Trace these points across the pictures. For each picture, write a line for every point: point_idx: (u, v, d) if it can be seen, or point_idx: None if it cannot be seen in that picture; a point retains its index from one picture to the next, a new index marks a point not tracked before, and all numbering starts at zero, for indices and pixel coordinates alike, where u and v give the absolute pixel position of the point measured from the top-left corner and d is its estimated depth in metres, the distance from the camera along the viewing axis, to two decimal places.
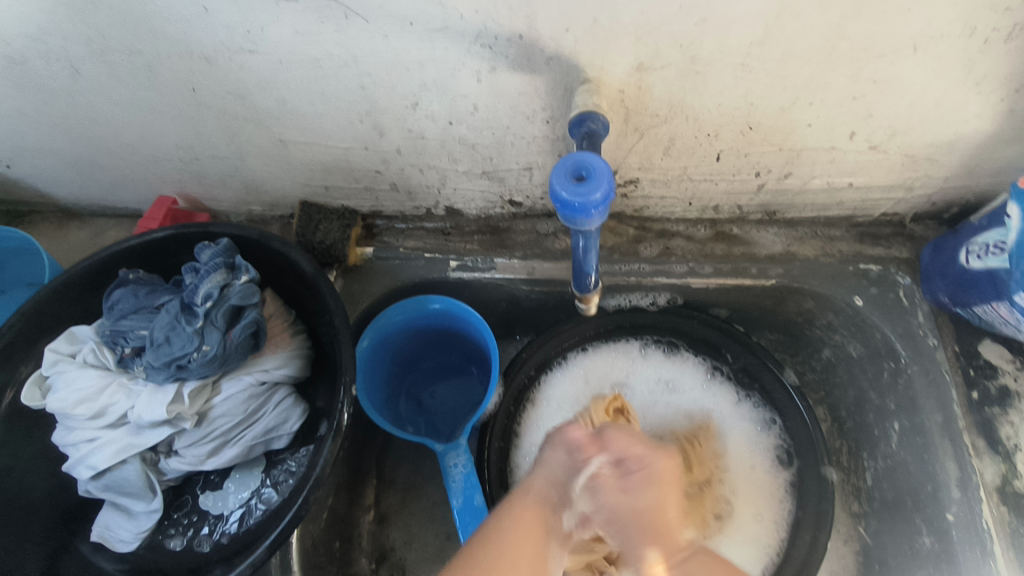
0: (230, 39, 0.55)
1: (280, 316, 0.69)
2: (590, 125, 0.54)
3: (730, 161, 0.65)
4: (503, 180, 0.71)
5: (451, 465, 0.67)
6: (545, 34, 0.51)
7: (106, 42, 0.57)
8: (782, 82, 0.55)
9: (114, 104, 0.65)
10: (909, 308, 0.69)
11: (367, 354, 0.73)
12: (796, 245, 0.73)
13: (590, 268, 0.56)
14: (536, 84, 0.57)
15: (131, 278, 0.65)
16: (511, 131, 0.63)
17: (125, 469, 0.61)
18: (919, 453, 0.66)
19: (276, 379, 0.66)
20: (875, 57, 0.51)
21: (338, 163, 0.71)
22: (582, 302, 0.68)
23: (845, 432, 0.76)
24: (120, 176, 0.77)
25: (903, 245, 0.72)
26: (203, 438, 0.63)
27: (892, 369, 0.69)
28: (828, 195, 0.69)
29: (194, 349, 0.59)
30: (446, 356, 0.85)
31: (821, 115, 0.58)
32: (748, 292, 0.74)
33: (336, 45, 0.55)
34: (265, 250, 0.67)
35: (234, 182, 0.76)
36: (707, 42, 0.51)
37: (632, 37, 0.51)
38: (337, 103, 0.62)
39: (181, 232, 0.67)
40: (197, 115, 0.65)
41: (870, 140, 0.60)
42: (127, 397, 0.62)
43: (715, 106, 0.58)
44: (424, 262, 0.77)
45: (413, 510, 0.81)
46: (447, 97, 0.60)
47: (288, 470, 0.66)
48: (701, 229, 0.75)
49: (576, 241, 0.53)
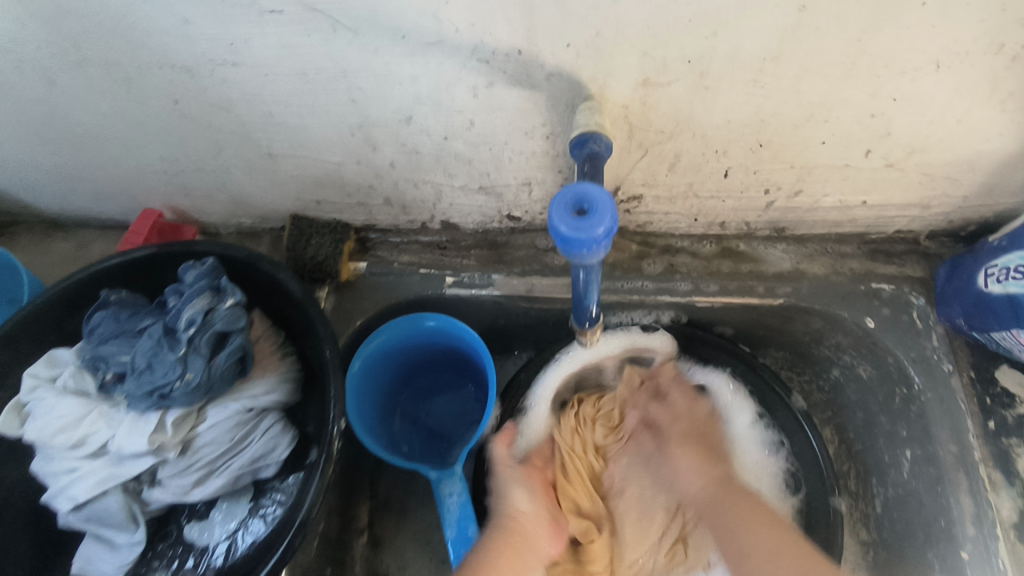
0: (211, 51, 0.52)
1: (268, 338, 0.67)
2: (592, 147, 0.51)
3: (738, 179, 0.62)
4: (501, 196, 0.68)
5: (445, 494, 0.66)
6: (545, 48, 0.48)
7: (82, 54, 0.53)
8: (797, 99, 0.51)
9: (92, 116, 0.62)
10: (922, 331, 0.67)
11: (358, 376, 0.70)
12: (805, 262, 0.70)
13: (590, 302, 0.57)
14: (535, 100, 0.54)
15: (113, 299, 0.63)
16: (509, 146, 0.60)
17: (106, 500, 0.59)
18: (933, 484, 0.63)
19: (264, 405, 0.63)
20: (897, 74, 0.48)
21: (329, 177, 0.68)
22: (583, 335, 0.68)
23: (853, 455, 0.74)
24: (103, 189, 0.74)
25: (917, 263, 0.70)
26: (188, 468, 0.60)
27: (905, 395, 0.66)
28: (840, 212, 0.66)
29: (177, 378, 0.57)
30: (442, 373, 0.83)
31: (836, 133, 0.55)
32: (755, 311, 0.71)
33: (324, 58, 0.51)
34: (251, 270, 0.64)
35: (222, 195, 0.73)
36: (718, 58, 0.48)
37: (638, 52, 0.48)
38: (325, 116, 0.59)
39: (164, 251, 0.64)
40: (180, 128, 0.62)
41: (887, 158, 0.57)
42: (108, 426, 0.59)
43: (725, 123, 0.55)
44: (419, 278, 0.74)
45: (408, 533, 0.79)
46: (442, 113, 0.57)
47: (276, 500, 0.64)
48: (707, 245, 0.72)
49: (577, 274, 0.53)
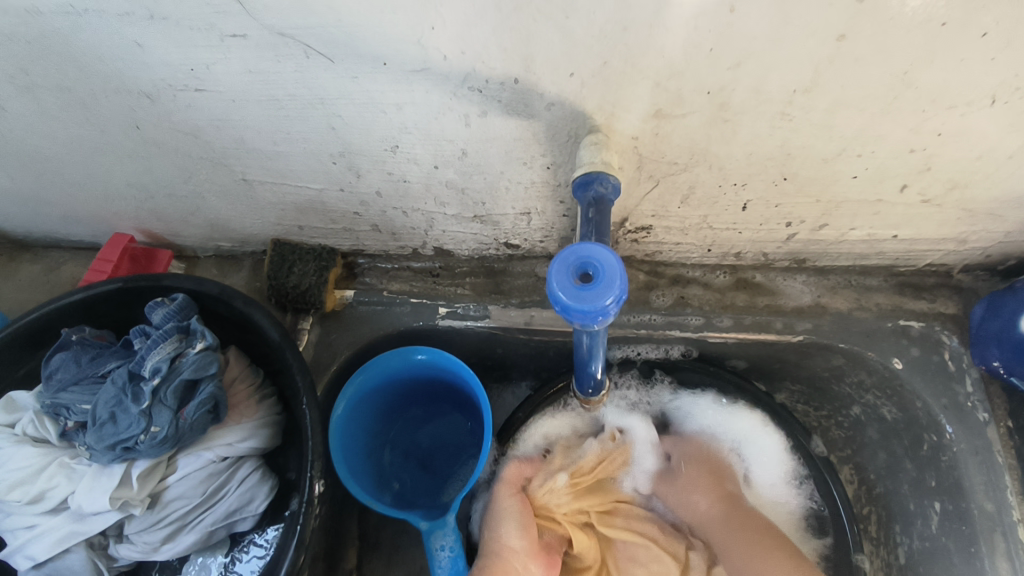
0: (171, 77, 0.46)
1: (244, 379, 0.61)
2: (598, 188, 0.47)
3: (758, 211, 0.57)
4: (497, 224, 0.63)
5: (437, 547, 0.60)
6: (545, 78, 0.43)
7: (29, 78, 0.48)
8: (829, 133, 0.46)
9: (49, 141, 0.56)
10: (955, 374, 0.61)
11: (342, 422, 0.65)
12: (828, 296, 0.65)
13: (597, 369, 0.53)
14: (535, 130, 0.48)
15: (75, 339, 0.58)
16: (506, 176, 0.55)
17: (68, 558, 0.54)
18: (966, 543, 0.59)
19: (240, 453, 0.58)
20: (944, 108, 0.42)
21: (311, 204, 0.62)
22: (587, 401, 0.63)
23: (873, 498, 0.69)
24: (71, 212, 0.69)
25: (949, 298, 0.64)
26: (157, 523, 0.55)
27: (933, 443, 0.61)
28: (868, 245, 0.61)
29: (141, 432, 0.52)
30: (437, 404, 0.78)
31: (870, 167, 0.49)
32: (772, 348, 0.66)
33: (297, 85, 0.46)
34: (224, 306, 0.59)
35: (197, 219, 0.68)
36: (742, 89, 0.42)
37: (651, 82, 0.42)
38: (302, 144, 0.53)
39: (130, 285, 0.59)
40: (145, 153, 0.57)
41: (924, 193, 0.52)
42: (67, 481, 0.54)
43: (745, 155, 0.49)
44: (410, 308, 0.69)
45: (399, 574, 0.75)
46: (431, 141, 0.51)
47: (255, 554, 0.60)
48: (721, 275, 0.67)
49: (580, 338, 0.49)
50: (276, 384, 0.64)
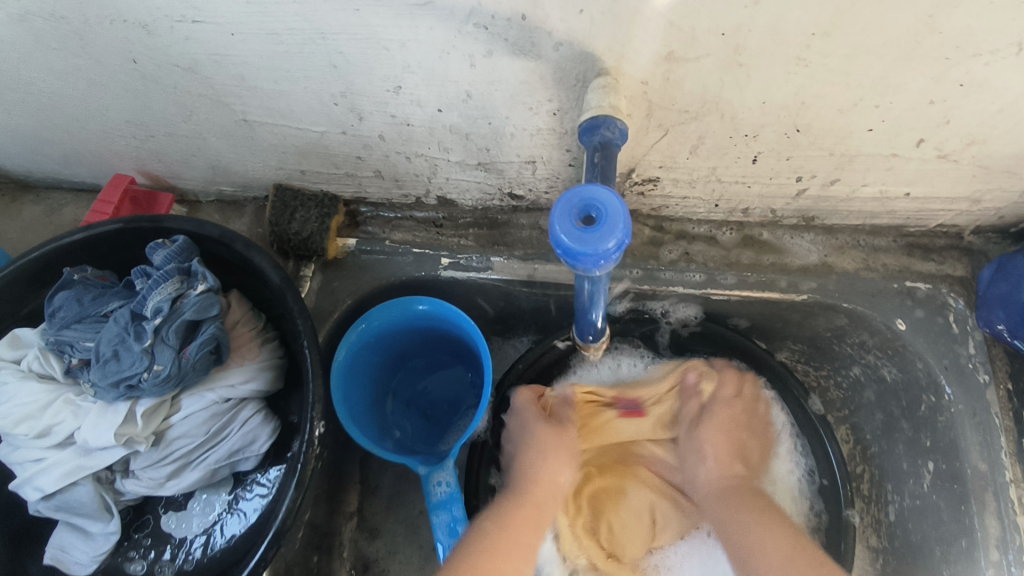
0: (168, 5, 0.45)
1: (247, 323, 0.61)
2: (604, 133, 0.46)
3: (768, 164, 0.55)
4: (502, 172, 0.62)
5: (435, 484, 0.61)
6: (553, 15, 0.41)
7: (20, 4, 0.47)
8: (846, 80, 0.44)
9: (47, 74, 0.55)
10: (958, 337, 0.61)
11: (343, 368, 0.65)
12: (834, 255, 0.64)
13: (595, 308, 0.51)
14: (542, 71, 0.47)
15: (76, 278, 0.58)
16: (511, 121, 0.53)
17: (77, 491, 0.55)
18: (956, 502, 0.59)
19: (243, 395, 0.59)
20: (968, 56, 0.41)
21: (313, 147, 0.61)
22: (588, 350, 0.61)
23: (868, 457, 0.69)
24: (71, 150, 0.68)
25: (958, 260, 0.63)
26: (161, 460, 0.56)
27: (931, 404, 0.61)
28: (879, 204, 0.60)
29: (144, 369, 0.52)
30: (436, 354, 0.77)
31: (887, 118, 0.48)
32: (775, 306, 0.65)
33: (298, 18, 0.44)
34: (225, 249, 0.59)
35: (199, 161, 0.67)
36: (758, 31, 0.40)
37: (663, 20, 0.40)
38: (304, 83, 0.52)
39: (131, 225, 0.58)
40: (143, 88, 0.56)
41: (940, 148, 0.50)
42: (73, 417, 0.55)
43: (758, 104, 0.47)
44: (412, 258, 0.68)
45: (398, 518, 0.76)
46: (436, 83, 0.50)
47: (257, 492, 0.60)
48: (727, 232, 0.66)
49: (581, 283, 0.47)
50: (279, 329, 0.63)
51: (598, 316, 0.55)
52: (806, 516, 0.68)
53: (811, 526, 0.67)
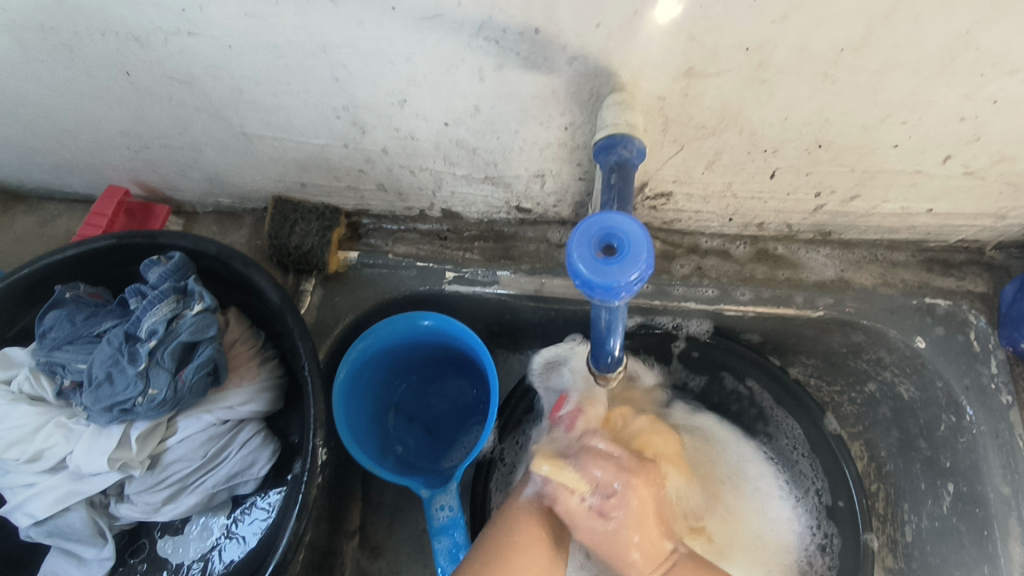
0: (162, 17, 0.43)
1: (245, 341, 0.59)
2: (621, 152, 0.43)
3: (787, 179, 0.53)
4: (509, 186, 0.60)
5: (438, 507, 0.59)
6: (568, 29, 0.39)
7: (8, 16, 0.45)
8: (873, 96, 0.42)
9: (36, 84, 0.53)
10: (980, 356, 0.59)
11: (344, 386, 0.63)
12: (851, 270, 0.62)
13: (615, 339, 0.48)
14: (554, 86, 0.45)
15: (69, 296, 0.55)
16: (521, 136, 0.51)
17: (69, 517, 0.54)
18: (977, 526, 0.57)
19: (241, 416, 0.57)
20: (1005, 73, 0.39)
21: (313, 160, 0.59)
22: (603, 378, 0.56)
23: (883, 475, 0.67)
24: (64, 161, 0.66)
25: (979, 276, 0.61)
26: (157, 484, 0.54)
27: (951, 424, 0.59)
28: (899, 219, 0.58)
29: (138, 394, 0.50)
30: (441, 367, 0.75)
31: (914, 135, 0.46)
32: (789, 323, 0.63)
33: (298, 31, 0.42)
34: (222, 266, 0.56)
35: (195, 173, 0.65)
36: (784, 46, 0.38)
37: (684, 35, 0.38)
38: (305, 96, 0.50)
39: (125, 242, 0.56)
40: (137, 100, 0.53)
41: (967, 165, 0.49)
42: (65, 441, 0.53)
43: (780, 120, 0.45)
44: (416, 272, 0.67)
45: (401, 536, 0.74)
46: (442, 97, 0.48)
47: (257, 516, 0.59)
48: (741, 246, 0.64)
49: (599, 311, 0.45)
50: (279, 346, 0.61)
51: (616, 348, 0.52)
52: (811, 536, 0.67)
53: (819, 547, 0.66)
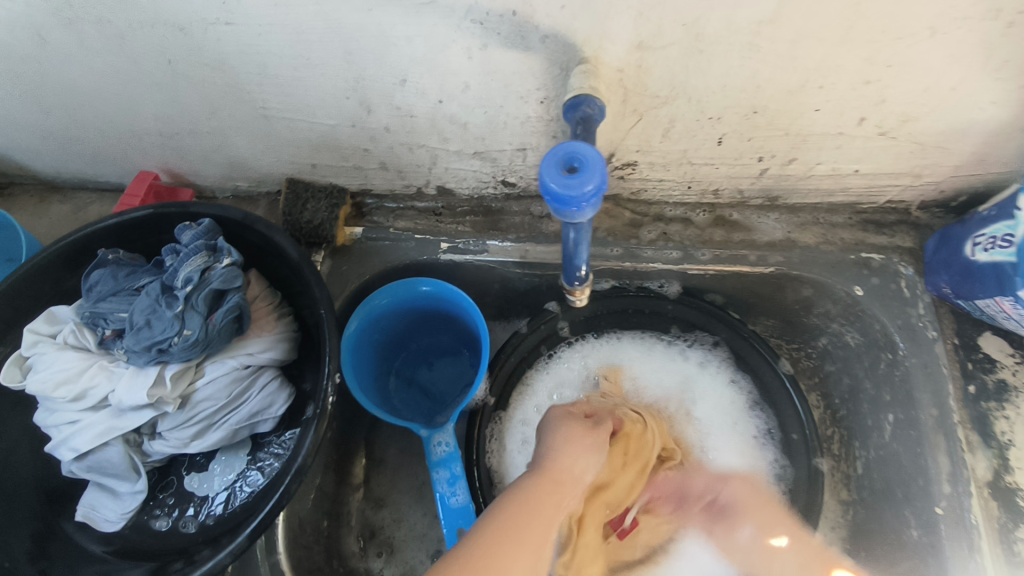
0: (204, 8, 0.51)
1: (264, 298, 0.67)
2: (585, 110, 0.52)
3: (733, 145, 0.62)
4: (496, 161, 0.69)
5: (436, 444, 0.66)
6: (539, 10, 0.48)
7: (72, 10, 0.53)
8: (792, 64, 0.51)
9: (86, 74, 0.61)
10: (909, 299, 0.68)
11: (354, 339, 0.71)
12: (797, 231, 0.71)
13: (580, 260, 0.55)
14: (531, 61, 0.53)
15: (111, 258, 0.64)
16: (504, 110, 0.60)
17: (107, 451, 0.61)
18: (912, 445, 0.65)
19: (261, 363, 0.64)
20: (892, 39, 0.48)
21: (324, 140, 0.68)
22: (573, 293, 0.66)
23: (837, 420, 0.75)
24: (100, 149, 0.74)
25: (907, 233, 0.70)
26: (187, 421, 0.62)
27: (889, 360, 0.67)
28: (834, 181, 0.67)
29: (175, 333, 0.58)
30: (437, 337, 0.84)
31: (830, 99, 0.55)
32: (746, 279, 0.72)
33: (317, 16, 0.51)
34: (247, 231, 0.64)
35: (217, 157, 0.73)
36: (714, 20, 0.47)
37: (634, 13, 0.47)
38: (321, 77, 0.59)
39: (160, 211, 0.64)
40: (173, 86, 0.62)
41: (880, 126, 0.58)
42: (108, 379, 0.61)
43: (719, 88, 0.54)
44: (415, 244, 0.75)
45: (402, 488, 0.81)
46: (437, 75, 0.56)
47: (274, 453, 0.65)
48: (700, 214, 0.73)
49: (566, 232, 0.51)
50: (294, 305, 0.69)
51: (584, 263, 0.59)
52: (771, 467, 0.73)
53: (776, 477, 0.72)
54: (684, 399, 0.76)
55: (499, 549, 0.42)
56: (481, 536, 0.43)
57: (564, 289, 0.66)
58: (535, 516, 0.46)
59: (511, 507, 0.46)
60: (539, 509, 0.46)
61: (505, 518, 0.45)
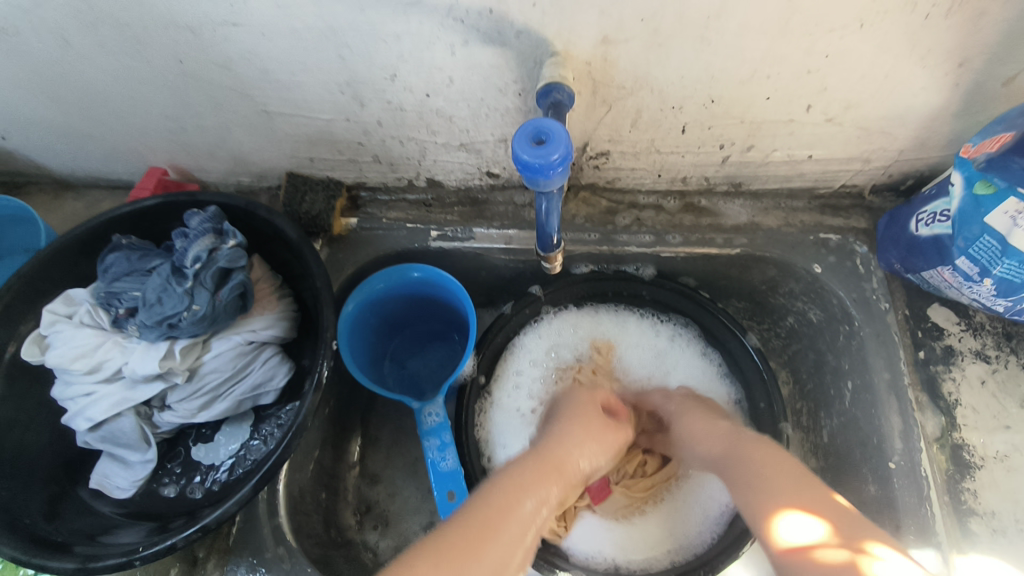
0: (213, 11, 0.57)
1: (266, 280, 0.72)
2: (556, 96, 0.58)
3: (695, 133, 0.68)
4: (480, 152, 0.74)
5: (428, 414, 0.71)
6: (513, 9, 0.54)
7: (93, 14, 0.59)
8: (740, 55, 0.57)
9: (102, 74, 0.67)
10: (864, 275, 0.73)
11: (351, 318, 0.76)
12: (760, 215, 0.77)
13: (551, 228, 0.62)
14: (507, 56, 0.59)
15: (124, 243, 0.69)
16: (486, 103, 0.66)
17: (120, 421, 0.66)
18: (868, 408, 0.70)
19: (264, 339, 0.69)
20: (826, 32, 0.54)
21: (322, 135, 0.74)
22: (549, 260, 0.71)
23: (804, 394, 0.80)
24: (113, 147, 0.80)
25: (861, 215, 0.76)
26: (195, 393, 0.66)
27: (847, 332, 0.73)
28: (790, 167, 0.73)
29: (184, 309, 0.63)
30: (429, 323, 0.89)
31: (778, 88, 0.61)
32: (714, 261, 0.78)
33: (315, 17, 0.57)
34: (250, 217, 0.69)
35: (222, 153, 0.79)
36: (668, 16, 0.53)
37: (596, 10, 0.53)
38: (318, 75, 0.64)
39: (171, 200, 0.70)
40: (184, 85, 0.68)
41: (826, 113, 0.64)
42: (121, 353, 0.66)
43: (678, 78, 0.60)
44: (406, 232, 0.80)
45: (397, 465, 0.86)
46: (424, 70, 0.62)
47: (276, 424, 0.70)
48: (671, 201, 0.79)
49: (539, 203, 0.58)
50: (294, 287, 0.74)
51: (555, 230, 0.65)
52: None
53: None
54: (661, 370, 0.82)
55: (488, 528, 0.47)
56: (451, 528, 0.46)
57: (541, 259, 0.72)
58: (520, 497, 0.51)
59: (484, 505, 0.49)
60: (515, 497, 0.51)
61: (492, 503, 0.49)
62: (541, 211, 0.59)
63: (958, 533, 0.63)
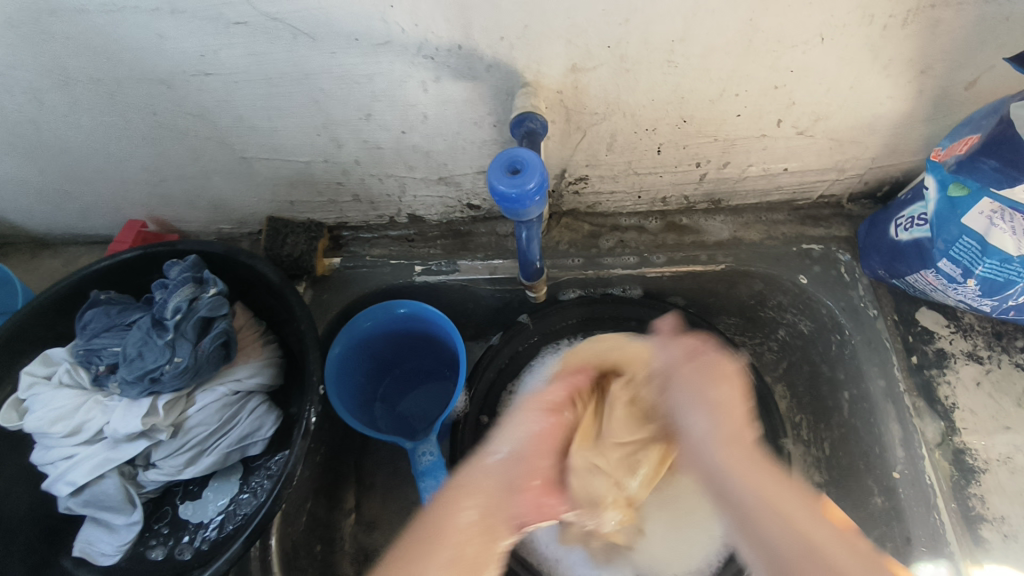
0: (185, 62, 0.57)
1: (249, 327, 0.71)
2: (529, 125, 0.59)
3: (671, 153, 0.69)
4: (459, 185, 0.75)
5: (422, 454, 0.69)
6: (481, 44, 0.54)
7: (66, 73, 0.59)
8: (708, 76, 0.58)
9: (77, 131, 0.67)
10: (850, 283, 0.74)
11: (339, 360, 0.75)
12: (742, 230, 0.77)
13: (534, 255, 0.62)
14: (479, 90, 0.60)
15: (103, 298, 0.68)
16: (462, 136, 0.66)
17: (103, 484, 0.63)
18: (866, 418, 0.70)
19: (249, 388, 0.68)
20: (788, 48, 0.55)
21: (300, 177, 0.73)
22: (532, 287, 0.72)
23: (803, 407, 0.79)
24: (90, 203, 0.80)
25: (842, 224, 0.77)
26: (180, 448, 0.64)
27: (838, 341, 0.73)
28: (767, 180, 0.73)
29: (166, 361, 0.62)
30: (420, 361, 0.88)
31: (748, 105, 0.62)
32: (701, 277, 0.78)
33: (288, 63, 0.57)
34: (230, 264, 0.69)
35: (201, 202, 0.79)
36: (633, 42, 0.54)
37: (564, 40, 0.54)
38: (293, 119, 0.65)
39: (149, 252, 0.69)
40: (160, 137, 0.68)
41: (797, 126, 0.64)
42: (102, 413, 0.64)
43: (649, 102, 0.61)
44: (390, 269, 0.81)
45: (394, 509, 0.84)
46: (398, 108, 0.63)
47: (265, 475, 0.68)
48: (653, 221, 0.79)
49: (519, 233, 0.58)
50: (278, 333, 0.73)
51: (537, 259, 0.66)
52: None
53: None
54: None
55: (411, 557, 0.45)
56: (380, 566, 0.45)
57: (525, 286, 0.73)
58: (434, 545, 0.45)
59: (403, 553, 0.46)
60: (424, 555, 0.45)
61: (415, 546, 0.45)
62: (521, 238, 0.59)
63: (969, 540, 0.62)
